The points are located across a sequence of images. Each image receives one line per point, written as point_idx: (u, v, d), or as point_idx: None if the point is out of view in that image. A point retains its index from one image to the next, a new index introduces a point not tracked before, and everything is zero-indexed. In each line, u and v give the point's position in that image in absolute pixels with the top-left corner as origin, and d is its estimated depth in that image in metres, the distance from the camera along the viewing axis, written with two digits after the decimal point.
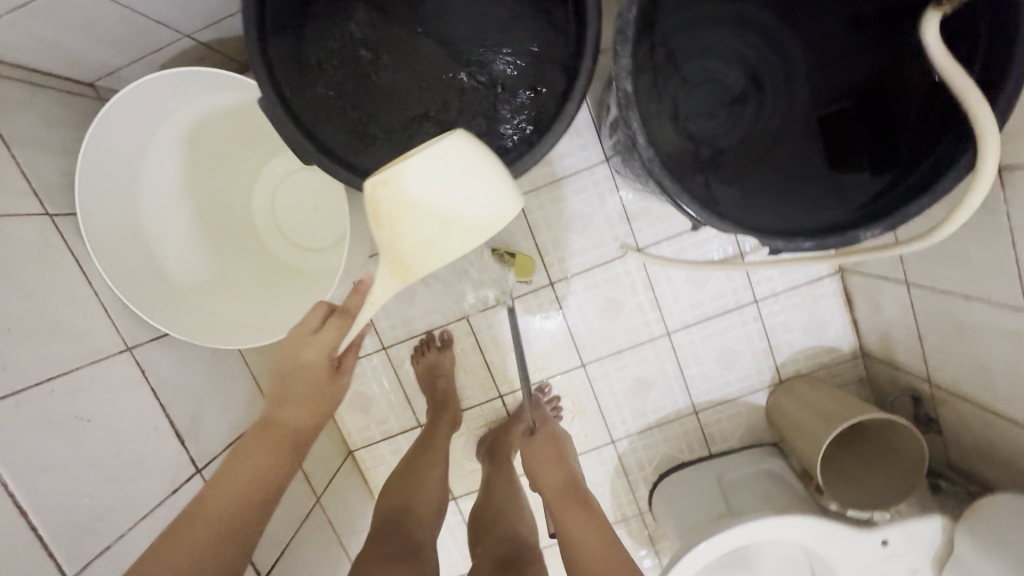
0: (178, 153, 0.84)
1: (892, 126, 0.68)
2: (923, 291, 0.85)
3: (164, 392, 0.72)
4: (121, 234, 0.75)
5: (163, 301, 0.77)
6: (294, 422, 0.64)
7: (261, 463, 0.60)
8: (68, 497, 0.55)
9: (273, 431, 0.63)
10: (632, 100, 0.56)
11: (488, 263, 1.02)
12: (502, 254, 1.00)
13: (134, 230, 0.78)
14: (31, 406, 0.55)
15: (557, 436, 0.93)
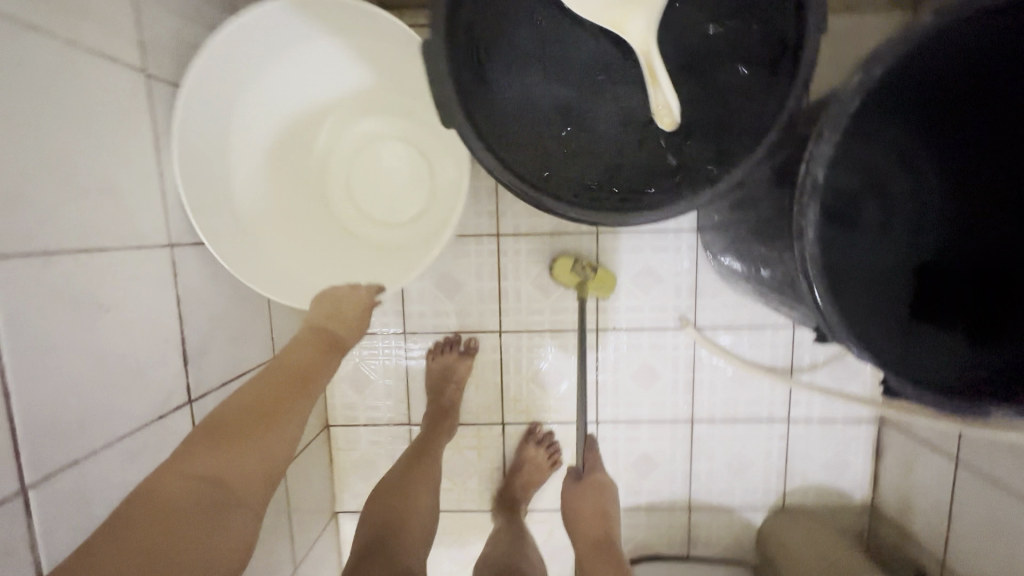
0: (282, 97, 0.76)
1: (1005, 305, 0.60)
2: (972, 474, 0.82)
3: (187, 303, 0.64)
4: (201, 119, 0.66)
5: (228, 238, 0.69)
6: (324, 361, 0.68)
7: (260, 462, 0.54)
8: (58, 390, 0.46)
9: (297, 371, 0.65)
10: (817, 190, 0.51)
11: (559, 269, 0.96)
12: (580, 266, 0.94)
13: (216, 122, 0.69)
14: (58, 274, 0.46)
15: (607, 492, 0.94)
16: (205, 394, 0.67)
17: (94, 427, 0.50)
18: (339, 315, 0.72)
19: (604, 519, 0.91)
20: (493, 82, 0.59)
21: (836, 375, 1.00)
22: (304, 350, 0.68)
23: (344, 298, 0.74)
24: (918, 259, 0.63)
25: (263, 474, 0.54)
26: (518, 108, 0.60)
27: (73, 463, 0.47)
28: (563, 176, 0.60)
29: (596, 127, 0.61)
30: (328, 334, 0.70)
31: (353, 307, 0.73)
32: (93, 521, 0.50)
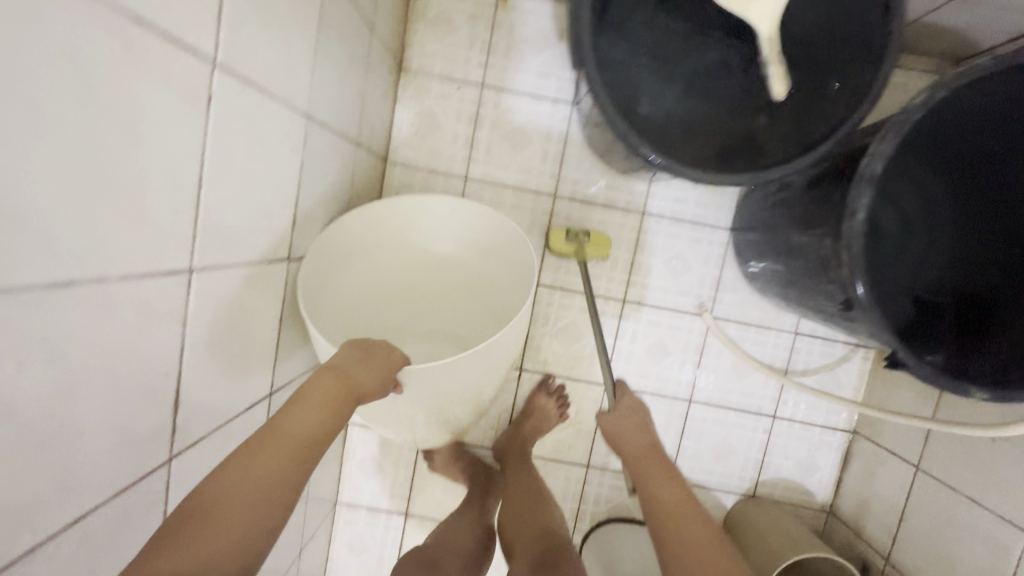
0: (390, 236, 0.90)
1: (986, 333, 0.70)
2: (929, 479, 0.94)
3: (304, 173, 0.71)
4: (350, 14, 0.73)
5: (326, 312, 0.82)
6: (346, 402, 0.61)
7: (257, 501, 0.49)
8: (224, 198, 0.53)
9: (309, 400, 0.58)
10: (874, 181, 0.61)
11: (553, 238, 1.05)
12: (572, 233, 1.04)
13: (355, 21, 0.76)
14: (246, 102, 0.53)
15: (643, 411, 0.86)
16: (297, 259, 0.74)
17: (235, 245, 0.57)
18: (373, 368, 0.64)
19: (648, 433, 0.82)
20: (618, 42, 0.69)
21: (823, 384, 1.12)
22: (318, 394, 0.59)
23: (378, 358, 0.65)
24: (917, 290, 0.75)
25: (234, 545, 0.46)
26: (635, 65, 0.69)
27: (217, 267, 0.54)
28: (662, 129, 0.70)
29: (701, 97, 0.71)
30: (348, 387, 0.61)
31: (380, 362, 0.65)
32: (217, 325, 0.56)
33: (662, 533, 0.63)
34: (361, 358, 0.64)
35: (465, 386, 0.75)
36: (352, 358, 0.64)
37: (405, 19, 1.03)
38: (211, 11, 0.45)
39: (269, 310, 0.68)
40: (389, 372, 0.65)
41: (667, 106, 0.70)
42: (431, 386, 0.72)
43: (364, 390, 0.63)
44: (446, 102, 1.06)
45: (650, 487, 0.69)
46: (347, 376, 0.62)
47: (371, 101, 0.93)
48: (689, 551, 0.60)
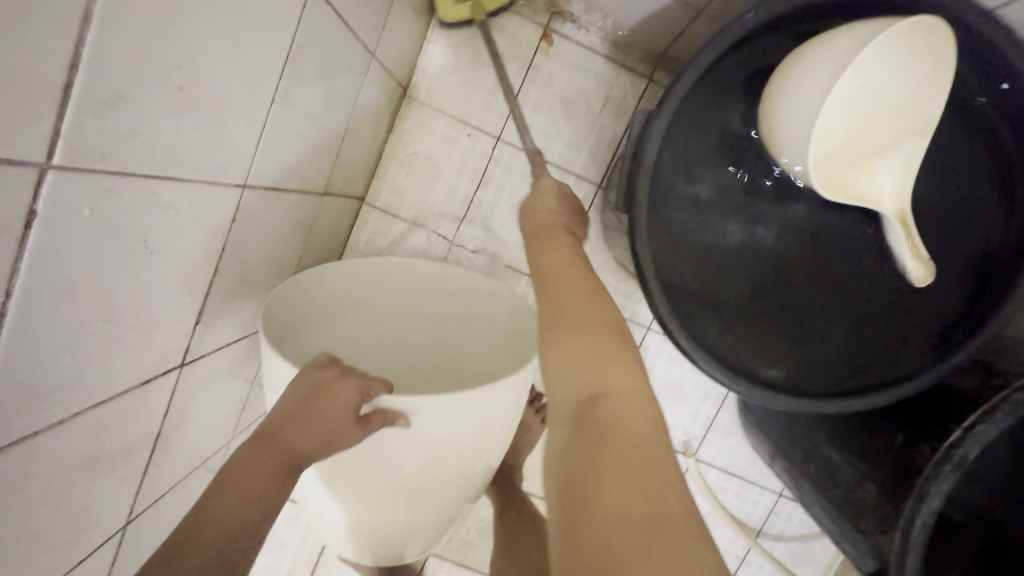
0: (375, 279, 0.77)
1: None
2: None
3: (228, 255, 0.52)
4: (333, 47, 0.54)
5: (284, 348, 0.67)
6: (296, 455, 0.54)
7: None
8: (55, 347, 0.34)
9: (251, 469, 0.52)
10: (962, 467, 0.47)
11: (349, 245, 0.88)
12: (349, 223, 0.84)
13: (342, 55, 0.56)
14: (121, 203, 0.34)
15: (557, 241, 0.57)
16: (198, 357, 0.55)
17: (72, 393, 0.38)
18: (315, 423, 0.53)
19: (570, 269, 0.53)
20: (676, 203, 0.54)
21: (794, 554, 1.01)
22: (252, 466, 0.52)
23: (318, 406, 0.53)
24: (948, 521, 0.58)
25: None
26: (689, 233, 0.55)
27: (29, 436, 0.35)
28: (708, 315, 0.55)
29: (766, 273, 0.56)
30: (298, 450, 0.54)
31: (332, 399, 0.53)
32: (21, 504, 0.38)
33: (575, 454, 0.40)
34: (307, 403, 0.53)
35: (467, 432, 0.57)
36: (298, 402, 0.53)
37: (422, 39, 0.83)
38: (51, 88, 0.26)
39: (136, 436, 0.50)
40: (347, 414, 0.53)
41: (721, 272, 0.56)
42: (409, 435, 0.55)
43: (314, 445, 0.54)
44: (450, 149, 0.87)
45: (593, 330, 0.47)
46: (285, 442, 0.53)
47: (354, 139, 0.73)
48: (626, 452, 0.39)
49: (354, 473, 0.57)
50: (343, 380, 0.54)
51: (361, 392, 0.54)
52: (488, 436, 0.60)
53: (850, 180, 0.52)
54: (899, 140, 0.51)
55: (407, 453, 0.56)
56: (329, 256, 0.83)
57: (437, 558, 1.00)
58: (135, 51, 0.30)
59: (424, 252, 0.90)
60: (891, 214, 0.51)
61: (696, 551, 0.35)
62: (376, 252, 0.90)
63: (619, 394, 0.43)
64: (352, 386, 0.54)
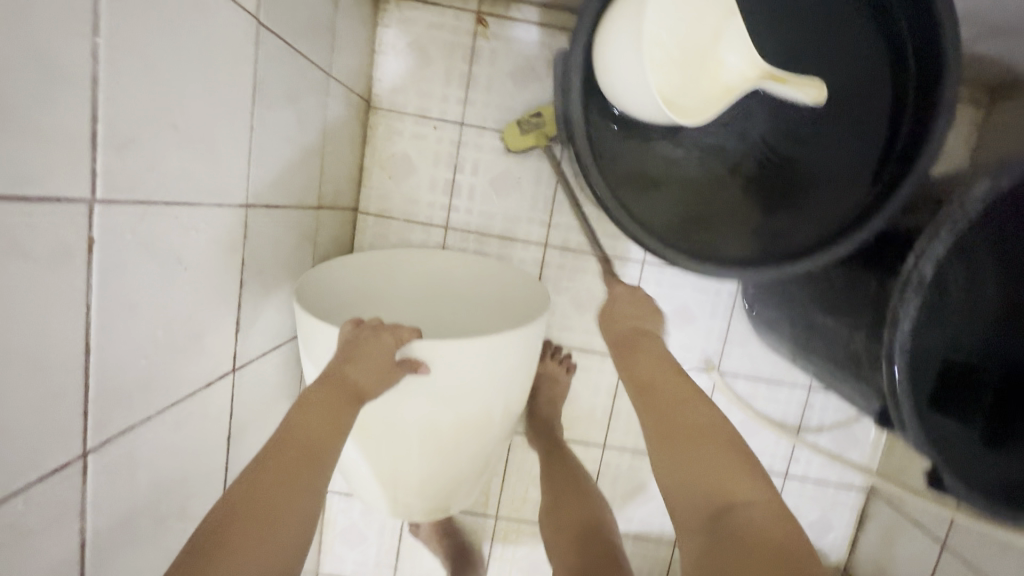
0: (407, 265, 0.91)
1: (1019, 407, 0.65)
2: (956, 559, 0.86)
3: (248, 267, 0.60)
4: (286, 70, 0.62)
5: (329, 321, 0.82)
6: (355, 376, 0.63)
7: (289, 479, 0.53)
8: (128, 352, 0.42)
9: (312, 405, 0.60)
10: (923, 285, 0.51)
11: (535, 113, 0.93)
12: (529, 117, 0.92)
13: (295, 75, 0.64)
14: (152, 227, 0.42)
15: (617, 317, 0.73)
16: (247, 363, 0.64)
17: (150, 392, 0.46)
18: (366, 365, 0.64)
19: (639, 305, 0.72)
20: (608, 124, 0.62)
21: (838, 442, 1.04)
22: (319, 394, 0.61)
23: (362, 352, 0.65)
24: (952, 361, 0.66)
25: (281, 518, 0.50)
26: (629, 149, 0.62)
27: (129, 429, 0.44)
28: (688, 191, 0.63)
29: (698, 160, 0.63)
30: (351, 387, 0.63)
31: (375, 351, 0.65)
32: (135, 492, 0.46)
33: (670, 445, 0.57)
34: (357, 349, 0.65)
35: (481, 378, 0.71)
36: (349, 350, 0.65)
37: (373, 52, 0.91)
38: (83, 139, 0.35)
39: (213, 437, 0.58)
40: (387, 360, 0.66)
41: (656, 165, 0.63)
42: (428, 390, 0.69)
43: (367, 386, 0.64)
44: (421, 144, 0.95)
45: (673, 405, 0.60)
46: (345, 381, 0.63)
47: (333, 153, 0.82)
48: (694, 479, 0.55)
49: (392, 425, 0.71)
50: (379, 335, 0.66)
51: (397, 340, 0.66)
52: (504, 387, 0.75)
53: (708, 80, 0.55)
54: (720, 27, 0.54)
55: (434, 391, 0.69)
56: None
57: (505, 521, 1.07)
58: (136, 100, 0.38)
59: (425, 243, 0.98)
60: (761, 78, 0.54)
61: (761, 528, 0.49)
62: None
63: (707, 446, 0.56)
64: (387, 335, 0.66)
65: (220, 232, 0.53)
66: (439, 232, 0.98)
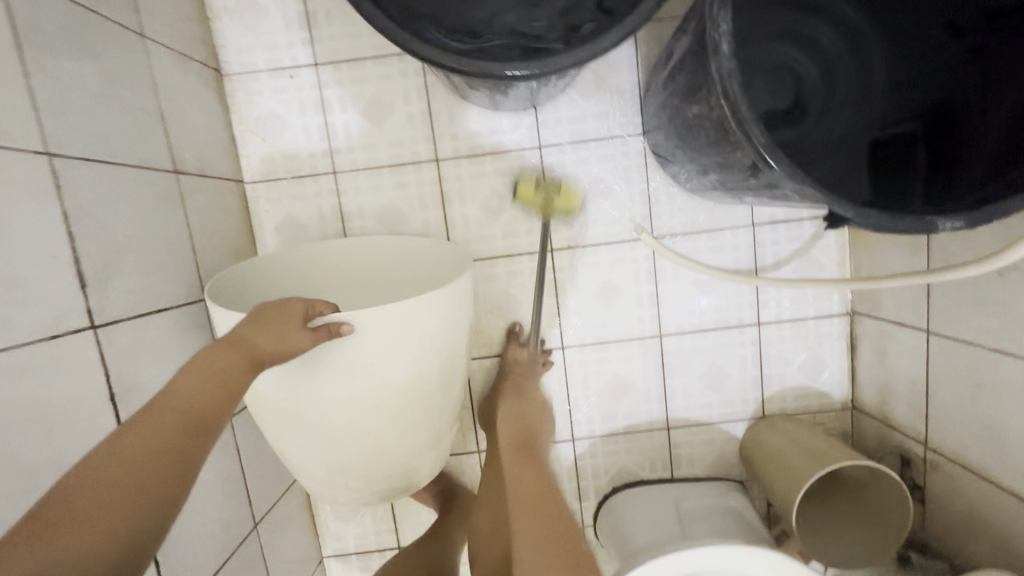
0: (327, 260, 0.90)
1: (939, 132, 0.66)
2: (943, 340, 0.79)
3: (78, 221, 0.59)
4: (65, 20, 0.61)
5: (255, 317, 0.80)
6: (263, 338, 0.59)
7: (155, 454, 0.47)
8: None
9: (206, 372, 0.55)
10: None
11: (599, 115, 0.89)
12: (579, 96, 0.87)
13: (81, 27, 0.63)
14: None
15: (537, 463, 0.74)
16: (114, 322, 0.62)
17: None
18: (271, 331, 0.59)
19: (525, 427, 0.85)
20: None
21: (802, 273, 0.98)
22: (215, 359, 0.56)
23: (273, 317, 0.60)
24: (869, 134, 0.74)
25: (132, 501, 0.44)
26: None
27: None
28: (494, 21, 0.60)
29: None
30: (253, 352, 0.58)
31: (282, 318, 0.60)
32: None
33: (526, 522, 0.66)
34: (264, 317, 0.60)
35: (412, 348, 0.67)
36: (256, 318, 0.60)
37: (207, 19, 0.90)
38: None
39: (82, 394, 0.57)
40: (295, 323, 0.60)
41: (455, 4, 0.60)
42: (343, 361, 0.64)
43: (275, 355, 0.59)
44: (284, 97, 0.93)
45: (546, 503, 0.68)
46: (247, 347, 0.58)
47: (181, 119, 0.81)
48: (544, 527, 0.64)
49: (321, 407, 0.67)
50: (287, 303, 0.61)
51: (308, 307, 0.62)
52: (432, 345, 0.69)
53: None
54: None
55: (357, 364, 0.65)
56: (234, 237, 0.91)
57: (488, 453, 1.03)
58: None
59: (319, 194, 0.96)
60: None
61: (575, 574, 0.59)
62: (280, 220, 0.97)
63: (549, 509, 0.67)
64: (297, 302, 0.62)
65: (12, 176, 0.51)
66: (329, 180, 0.95)
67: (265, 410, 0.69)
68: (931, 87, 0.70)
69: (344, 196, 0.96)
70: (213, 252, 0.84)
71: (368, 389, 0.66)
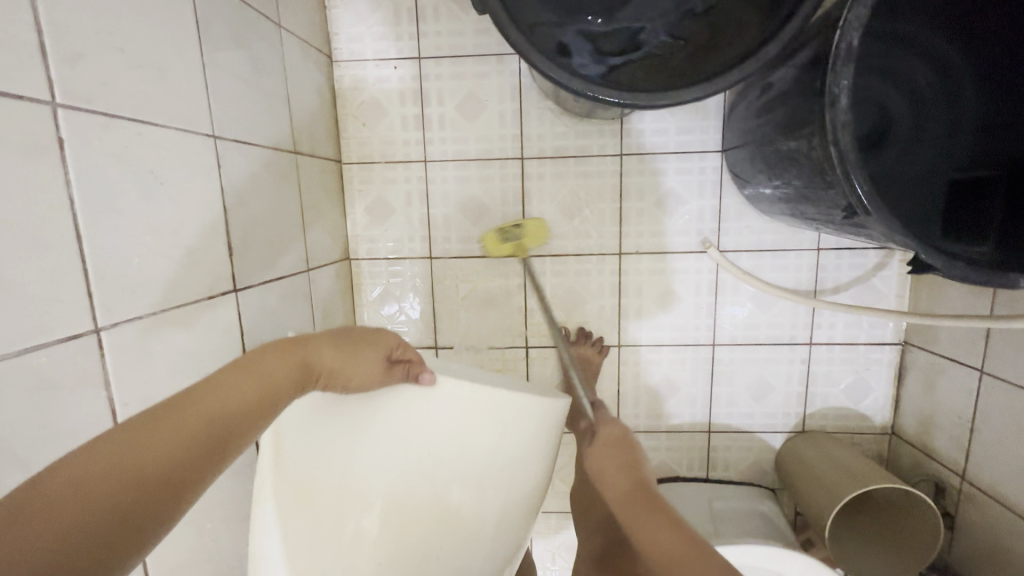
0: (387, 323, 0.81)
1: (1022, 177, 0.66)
2: (994, 381, 0.83)
3: (229, 195, 0.67)
4: (227, 11, 0.68)
5: None
6: (330, 358, 0.54)
7: (170, 444, 0.37)
8: (119, 249, 0.49)
9: (258, 365, 0.47)
10: (852, 57, 0.52)
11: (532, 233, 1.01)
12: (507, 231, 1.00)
13: (237, 17, 0.70)
14: (118, 137, 0.49)
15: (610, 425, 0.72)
16: (247, 286, 0.70)
17: (150, 290, 0.53)
18: (342, 357, 0.55)
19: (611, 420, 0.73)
20: None
21: (860, 300, 1.01)
22: (274, 359, 0.49)
23: (351, 344, 0.57)
24: (948, 172, 0.73)
25: (116, 503, 0.34)
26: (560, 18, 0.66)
27: (136, 318, 0.51)
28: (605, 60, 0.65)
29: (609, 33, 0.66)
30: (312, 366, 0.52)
31: (355, 352, 0.57)
32: (154, 377, 0.54)
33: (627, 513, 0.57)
34: (344, 340, 0.57)
35: (488, 442, 0.62)
36: (339, 337, 0.57)
37: (323, 7, 0.96)
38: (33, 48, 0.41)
39: (225, 348, 0.65)
40: (375, 358, 0.58)
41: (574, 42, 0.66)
42: (417, 438, 0.61)
43: (334, 377, 0.54)
44: (386, 87, 0.99)
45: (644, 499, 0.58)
46: (314, 362, 0.53)
47: (300, 102, 0.88)
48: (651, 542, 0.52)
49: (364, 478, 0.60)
50: (371, 336, 0.59)
51: (393, 346, 0.60)
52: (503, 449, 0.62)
53: None
54: None
55: (420, 437, 0.61)
56: (331, 213, 0.99)
57: None
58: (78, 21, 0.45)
59: (409, 180, 1.03)
60: None
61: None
62: (371, 201, 1.04)
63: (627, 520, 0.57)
64: (389, 337, 0.61)
65: (190, 155, 0.59)
66: (418, 167, 1.02)
67: (285, 499, 0.56)
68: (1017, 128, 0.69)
69: (432, 183, 1.03)
70: (315, 226, 0.92)
71: (426, 469, 0.62)
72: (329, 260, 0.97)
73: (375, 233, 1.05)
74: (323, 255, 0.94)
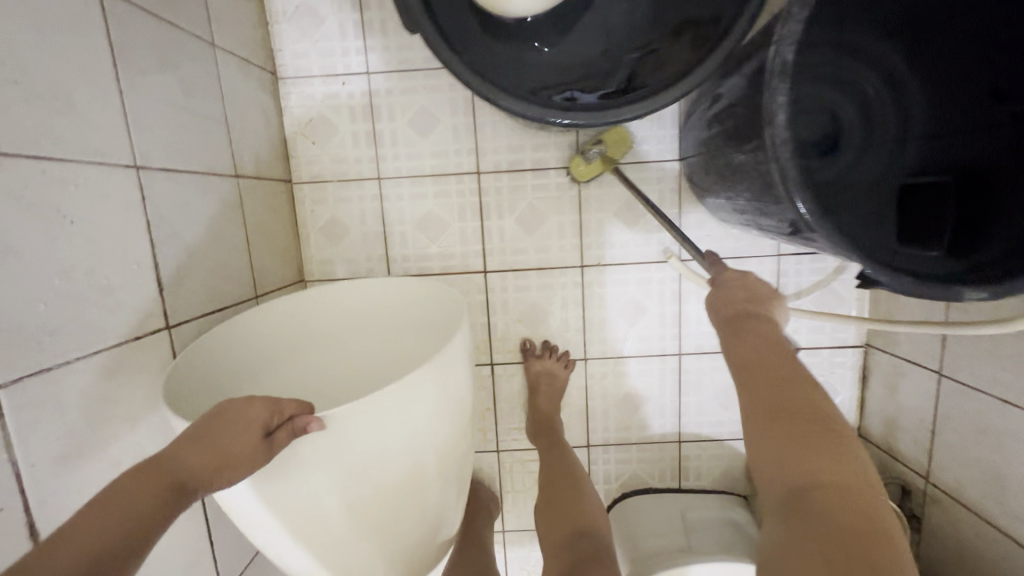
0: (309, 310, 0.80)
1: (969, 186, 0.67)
2: (952, 384, 0.83)
3: (158, 228, 0.63)
4: (150, 34, 0.64)
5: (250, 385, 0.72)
6: (202, 453, 0.47)
7: None
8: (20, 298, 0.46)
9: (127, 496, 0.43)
10: (788, 70, 0.50)
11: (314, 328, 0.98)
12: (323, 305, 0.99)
13: (162, 39, 0.66)
14: (15, 176, 0.46)
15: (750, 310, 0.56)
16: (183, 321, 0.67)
17: (62, 337, 0.50)
18: (217, 446, 0.47)
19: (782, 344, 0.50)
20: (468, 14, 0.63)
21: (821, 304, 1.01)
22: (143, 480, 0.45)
23: (219, 428, 0.47)
24: (901, 177, 0.72)
25: None
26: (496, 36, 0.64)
27: (43, 370, 0.48)
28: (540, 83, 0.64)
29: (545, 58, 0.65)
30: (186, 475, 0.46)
31: (229, 430, 0.48)
32: (70, 431, 0.50)
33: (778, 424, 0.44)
34: (214, 427, 0.48)
35: (413, 428, 0.55)
36: (210, 421, 0.49)
37: (266, 23, 0.93)
38: None
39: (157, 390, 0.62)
40: (253, 435, 0.48)
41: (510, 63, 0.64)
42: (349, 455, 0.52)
43: (212, 470, 0.46)
44: (335, 103, 0.96)
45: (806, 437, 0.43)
46: (184, 463, 0.46)
47: (242, 123, 0.84)
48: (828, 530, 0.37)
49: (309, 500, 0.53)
50: (253, 403, 0.49)
51: (272, 410, 0.50)
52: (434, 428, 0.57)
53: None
54: None
55: (346, 455, 0.52)
56: (282, 235, 0.95)
57: (507, 453, 1.09)
58: None
59: (363, 198, 1.00)
60: None
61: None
62: (325, 220, 1.01)
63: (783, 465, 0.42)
64: (261, 406, 0.49)
65: (108, 189, 0.56)
66: (372, 185, 0.99)
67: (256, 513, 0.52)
68: (962, 139, 0.70)
69: (387, 200, 1.00)
70: (264, 250, 0.89)
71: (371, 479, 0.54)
72: (280, 284, 0.93)
73: (330, 253, 1.02)
74: (273, 280, 0.91)
